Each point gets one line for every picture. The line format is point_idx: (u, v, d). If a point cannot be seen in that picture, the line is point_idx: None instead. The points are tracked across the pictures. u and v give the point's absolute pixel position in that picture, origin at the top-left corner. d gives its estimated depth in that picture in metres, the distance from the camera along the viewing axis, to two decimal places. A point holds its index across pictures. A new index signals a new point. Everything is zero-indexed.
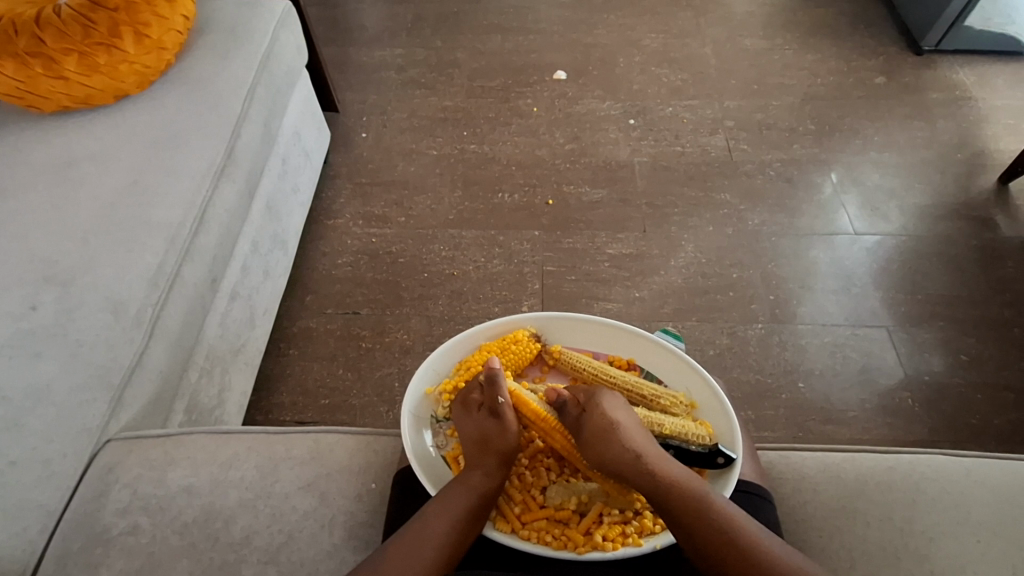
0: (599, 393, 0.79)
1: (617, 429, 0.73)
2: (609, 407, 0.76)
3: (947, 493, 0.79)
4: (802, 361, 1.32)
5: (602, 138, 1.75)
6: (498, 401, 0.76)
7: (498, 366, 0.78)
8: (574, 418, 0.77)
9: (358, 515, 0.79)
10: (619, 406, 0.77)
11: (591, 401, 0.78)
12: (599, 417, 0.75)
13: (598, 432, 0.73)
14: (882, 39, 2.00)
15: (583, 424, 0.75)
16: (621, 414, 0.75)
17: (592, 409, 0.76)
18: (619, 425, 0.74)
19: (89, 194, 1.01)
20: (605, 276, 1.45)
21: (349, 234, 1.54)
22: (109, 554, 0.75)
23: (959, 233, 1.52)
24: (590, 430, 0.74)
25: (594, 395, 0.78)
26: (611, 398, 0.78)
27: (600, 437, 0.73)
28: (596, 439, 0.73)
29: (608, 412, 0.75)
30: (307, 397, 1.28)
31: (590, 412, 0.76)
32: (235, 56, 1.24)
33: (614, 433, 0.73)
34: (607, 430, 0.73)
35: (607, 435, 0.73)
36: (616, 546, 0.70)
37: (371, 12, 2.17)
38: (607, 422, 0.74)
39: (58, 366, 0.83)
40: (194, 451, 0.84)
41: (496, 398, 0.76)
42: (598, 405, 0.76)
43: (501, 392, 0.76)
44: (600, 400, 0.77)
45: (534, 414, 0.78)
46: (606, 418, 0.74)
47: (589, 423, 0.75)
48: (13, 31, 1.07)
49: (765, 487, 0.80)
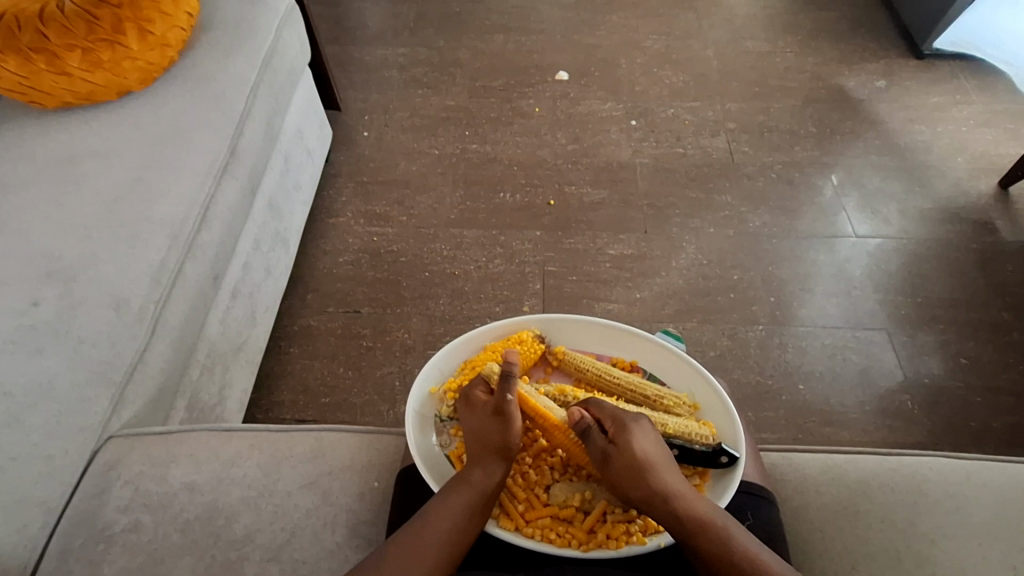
0: (629, 422, 0.74)
1: (648, 465, 0.70)
2: (639, 439, 0.72)
3: (949, 495, 0.79)
4: (802, 363, 1.33)
5: (603, 139, 1.75)
6: (507, 400, 0.75)
7: (514, 361, 0.76)
8: (600, 450, 0.73)
9: (361, 514, 0.79)
10: (649, 436, 0.73)
11: (620, 431, 0.73)
12: (628, 453, 0.71)
13: (628, 469, 0.70)
14: (882, 43, 2.01)
15: (612, 458, 0.71)
16: (651, 446, 0.72)
17: (621, 443, 0.72)
18: (649, 460, 0.71)
19: (91, 191, 1.01)
20: (606, 277, 1.45)
21: (350, 233, 1.54)
22: (111, 551, 0.74)
23: (959, 237, 1.53)
24: (619, 466, 0.71)
25: (623, 425, 0.74)
26: (641, 426, 0.74)
27: (631, 476, 0.70)
28: (625, 475, 0.71)
29: (638, 447, 0.71)
30: (307, 396, 1.28)
31: (619, 448, 0.72)
32: (239, 53, 1.24)
33: (645, 472, 0.70)
34: (635, 470, 0.70)
35: (637, 473, 0.70)
36: (619, 544, 0.70)
37: (372, 11, 2.17)
38: (637, 459, 0.71)
39: (60, 362, 0.82)
40: (196, 448, 0.83)
41: (505, 397, 0.75)
42: (627, 440, 0.72)
43: (512, 391, 0.75)
44: (630, 433, 0.73)
45: (534, 411, 0.77)
46: (636, 456, 0.71)
47: (617, 459, 0.71)
48: (16, 26, 1.06)
49: (768, 488, 0.80)
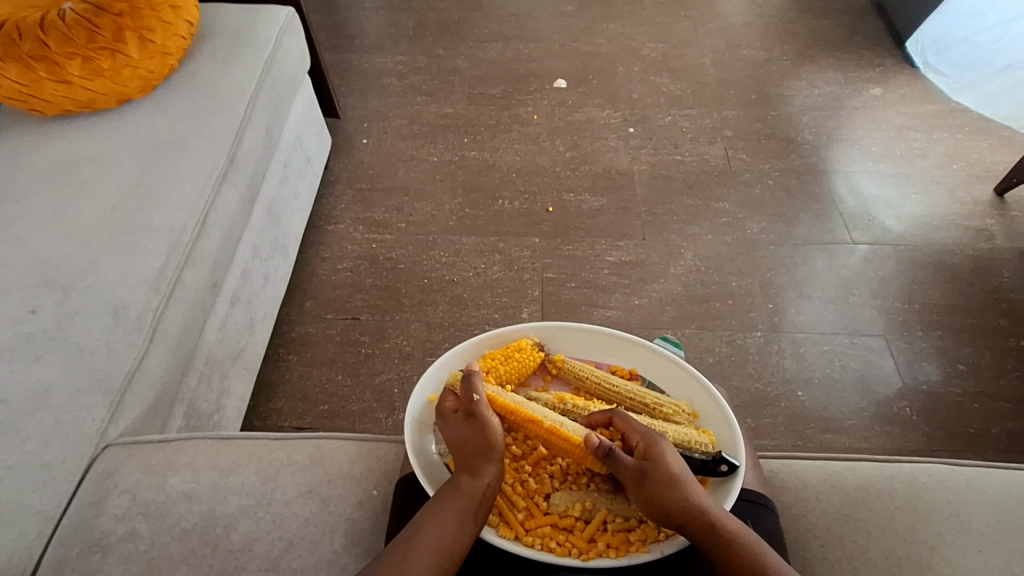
0: (659, 440, 0.74)
1: (683, 479, 0.70)
2: (671, 455, 0.72)
3: (947, 503, 0.79)
4: (800, 370, 1.33)
5: (602, 146, 1.76)
6: (474, 401, 0.76)
7: (476, 370, 0.79)
8: (634, 467, 0.72)
9: (360, 522, 0.78)
10: (673, 452, 0.73)
11: (651, 448, 0.73)
12: (664, 466, 0.71)
13: (664, 482, 0.70)
14: (878, 51, 2.03)
15: (649, 472, 0.71)
16: (679, 462, 0.72)
17: (656, 458, 0.72)
18: (682, 476, 0.71)
19: (91, 199, 1.01)
20: (605, 283, 1.46)
21: (349, 240, 1.54)
22: (107, 561, 0.74)
23: (955, 243, 1.53)
24: (657, 479, 0.70)
25: (653, 442, 0.73)
26: (666, 442, 0.74)
27: (666, 488, 0.70)
28: (662, 488, 0.70)
29: (671, 461, 0.71)
30: (306, 403, 1.28)
31: (655, 462, 0.71)
32: (238, 62, 1.25)
33: (681, 484, 0.70)
34: (673, 483, 0.70)
35: (675, 484, 0.70)
36: (619, 554, 0.71)
37: (372, 20, 2.18)
38: (673, 473, 0.71)
39: (59, 371, 0.83)
40: (195, 456, 0.83)
41: (473, 398, 0.76)
42: (661, 455, 0.72)
43: (478, 392, 0.77)
44: (662, 448, 0.73)
45: (505, 408, 0.79)
46: (672, 470, 0.71)
47: (654, 473, 0.71)
48: (17, 35, 1.08)
49: (767, 495, 0.80)
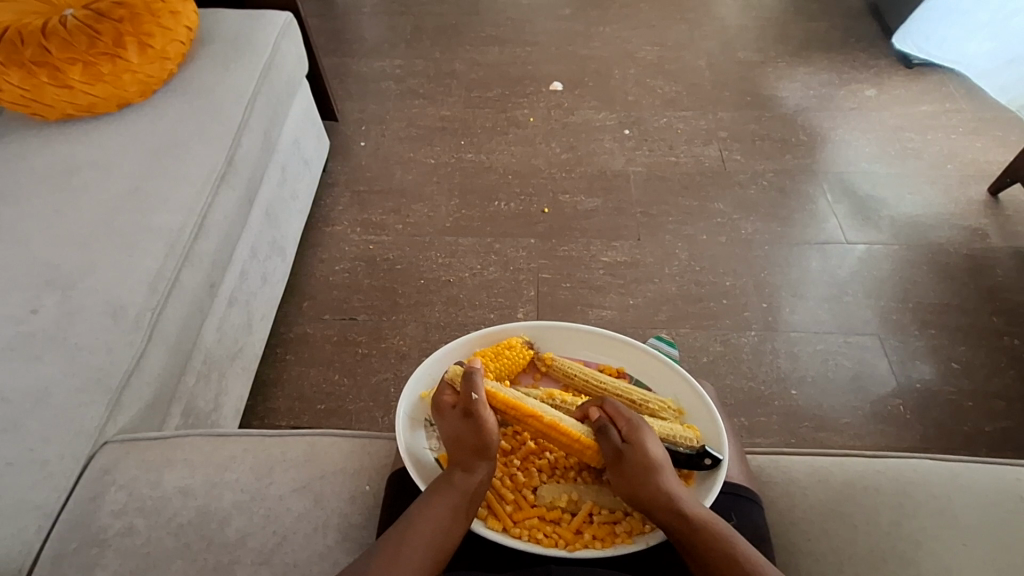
0: (644, 426, 0.76)
1: (660, 466, 0.72)
2: (653, 445, 0.74)
3: (933, 497, 0.80)
4: (793, 369, 1.33)
5: (597, 148, 1.78)
6: (473, 400, 0.76)
7: (477, 366, 0.79)
8: (613, 447, 0.74)
9: (353, 517, 0.80)
10: (657, 441, 0.75)
11: (634, 434, 0.75)
12: (642, 452, 0.73)
13: (639, 467, 0.72)
14: (873, 53, 2.04)
15: (626, 456, 0.73)
16: (660, 451, 0.74)
17: (636, 443, 0.74)
18: (660, 464, 0.72)
19: (92, 200, 1.03)
20: (600, 284, 1.47)
21: (347, 241, 1.56)
22: (104, 555, 0.75)
23: (949, 242, 1.54)
24: (632, 463, 0.72)
25: (637, 427, 0.75)
26: (650, 431, 0.76)
27: (639, 473, 0.72)
28: (637, 472, 0.72)
29: (649, 449, 0.73)
30: (304, 402, 1.29)
31: (634, 448, 0.73)
32: (237, 67, 1.27)
33: (655, 472, 0.71)
34: (647, 469, 0.72)
35: (650, 471, 0.71)
36: (605, 544, 0.72)
37: (371, 24, 2.20)
38: (650, 460, 0.72)
39: (59, 369, 0.84)
40: (190, 453, 0.85)
41: (472, 398, 0.76)
42: (642, 442, 0.74)
43: (477, 391, 0.77)
44: (644, 435, 0.75)
45: (505, 403, 0.79)
46: (649, 457, 0.72)
47: (630, 457, 0.73)
48: (19, 41, 1.10)
49: (753, 489, 0.81)
